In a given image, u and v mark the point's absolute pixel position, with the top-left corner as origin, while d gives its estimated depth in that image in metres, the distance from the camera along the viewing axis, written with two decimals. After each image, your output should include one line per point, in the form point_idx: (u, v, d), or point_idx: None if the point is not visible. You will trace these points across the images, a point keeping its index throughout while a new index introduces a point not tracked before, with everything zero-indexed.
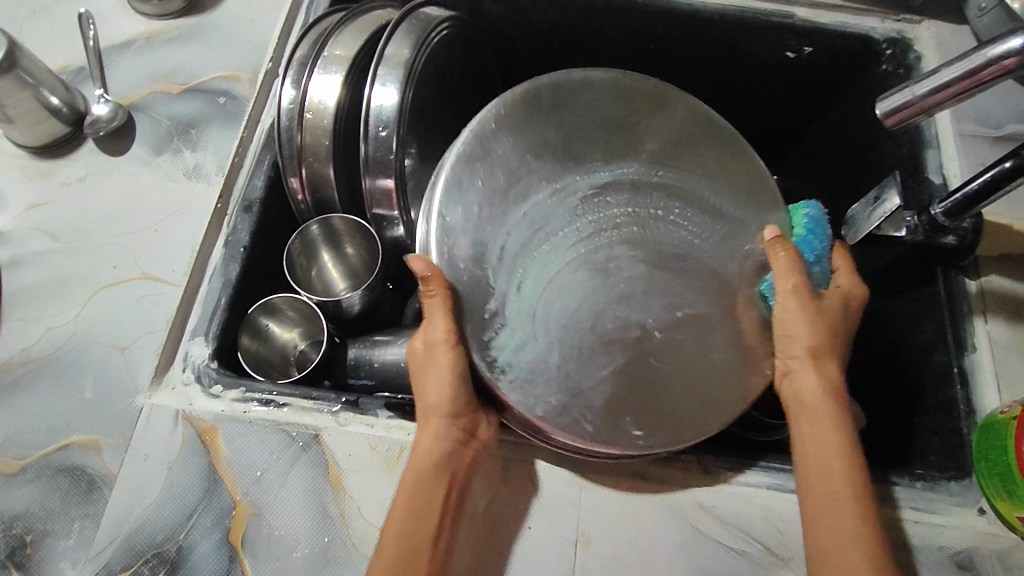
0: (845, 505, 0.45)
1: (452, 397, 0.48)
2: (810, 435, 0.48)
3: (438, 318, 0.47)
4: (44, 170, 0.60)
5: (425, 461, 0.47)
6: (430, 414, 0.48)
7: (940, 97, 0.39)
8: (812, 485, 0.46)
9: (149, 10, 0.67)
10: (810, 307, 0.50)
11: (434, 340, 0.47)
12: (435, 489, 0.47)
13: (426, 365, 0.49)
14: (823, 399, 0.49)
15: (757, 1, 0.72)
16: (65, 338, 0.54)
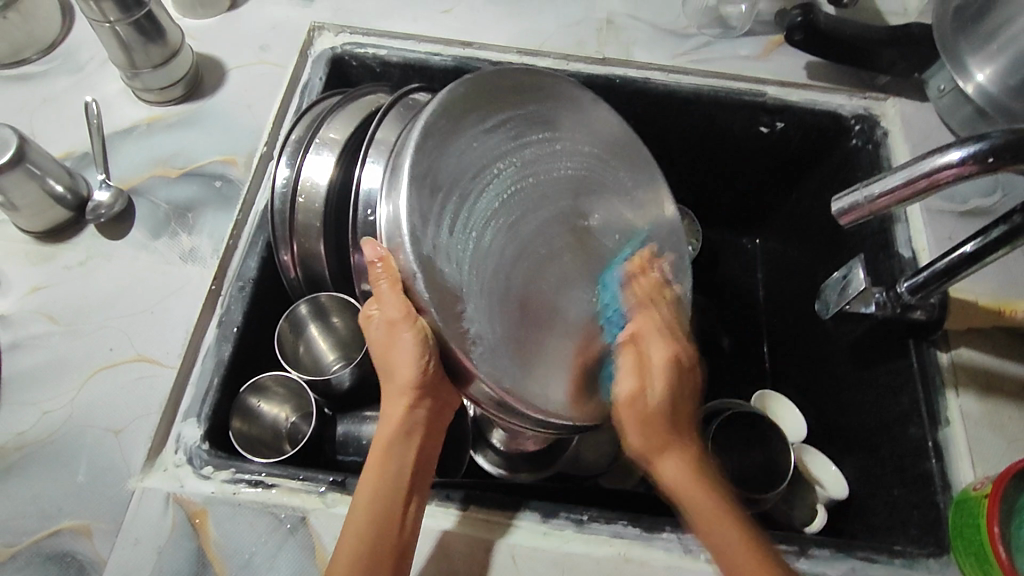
0: (735, 530, 0.48)
1: (419, 373, 0.47)
2: (687, 490, 0.50)
3: (393, 299, 0.47)
4: (46, 254, 0.63)
5: (394, 431, 0.49)
6: (398, 389, 0.48)
7: (886, 205, 0.42)
8: (709, 531, 0.48)
9: (151, 97, 0.71)
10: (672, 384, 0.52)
11: (393, 314, 0.47)
12: (405, 457, 0.49)
13: (387, 343, 0.48)
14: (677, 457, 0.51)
15: (729, 80, 0.75)
16: (62, 421, 0.55)
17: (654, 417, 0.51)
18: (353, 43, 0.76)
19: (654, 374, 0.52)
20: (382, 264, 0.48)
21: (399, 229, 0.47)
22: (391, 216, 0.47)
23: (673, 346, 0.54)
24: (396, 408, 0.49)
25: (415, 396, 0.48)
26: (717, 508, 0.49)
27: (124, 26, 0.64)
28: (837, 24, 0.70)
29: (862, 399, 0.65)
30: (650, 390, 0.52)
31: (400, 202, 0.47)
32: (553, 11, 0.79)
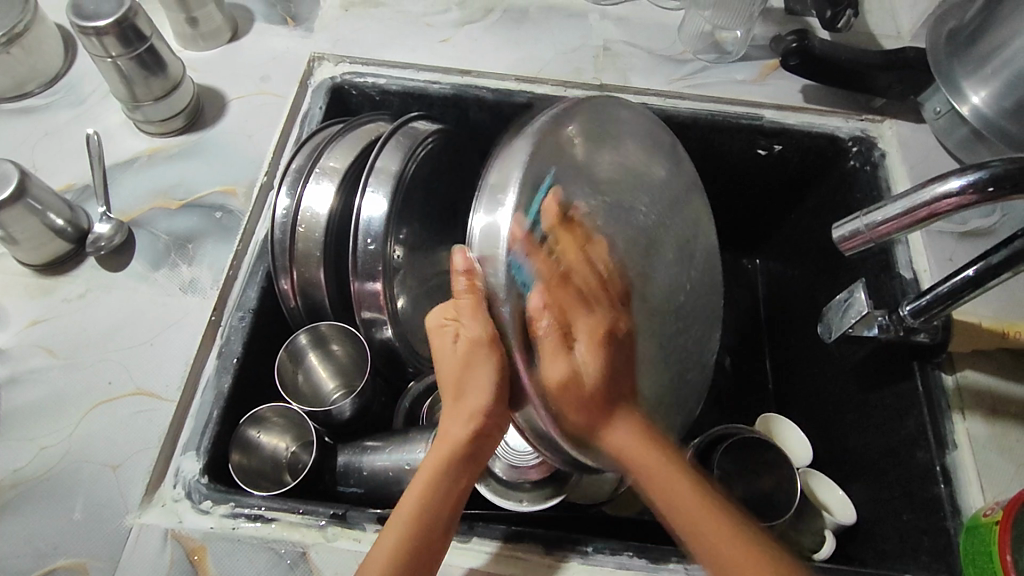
0: (730, 543, 0.41)
1: (492, 399, 0.44)
2: (633, 458, 0.45)
3: (473, 317, 0.44)
4: (46, 287, 0.63)
5: (451, 453, 0.46)
6: (463, 406, 0.46)
7: (888, 232, 0.42)
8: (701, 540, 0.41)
9: (152, 129, 0.71)
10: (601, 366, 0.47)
11: (476, 333, 0.44)
12: (458, 479, 0.46)
13: (466, 361, 0.45)
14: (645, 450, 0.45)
15: (726, 104, 0.76)
16: (59, 456, 0.55)
17: (565, 302, 0.46)
18: (353, 73, 0.77)
19: (564, 297, 0.46)
20: (467, 281, 0.44)
21: (498, 244, 0.43)
22: (498, 228, 0.43)
23: (601, 316, 0.49)
24: (456, 428, 0.46)
25: (482, 425, 0.45)
26: (690, 505, 0.42)
27: (126, 61, 0.64)
28: (830, 49, 0.71)
29: (868, 422, 0.64)
30: (561, 295, 0.46)
31: (506, 214, 0.43)
32: (550, 39, 0.80)
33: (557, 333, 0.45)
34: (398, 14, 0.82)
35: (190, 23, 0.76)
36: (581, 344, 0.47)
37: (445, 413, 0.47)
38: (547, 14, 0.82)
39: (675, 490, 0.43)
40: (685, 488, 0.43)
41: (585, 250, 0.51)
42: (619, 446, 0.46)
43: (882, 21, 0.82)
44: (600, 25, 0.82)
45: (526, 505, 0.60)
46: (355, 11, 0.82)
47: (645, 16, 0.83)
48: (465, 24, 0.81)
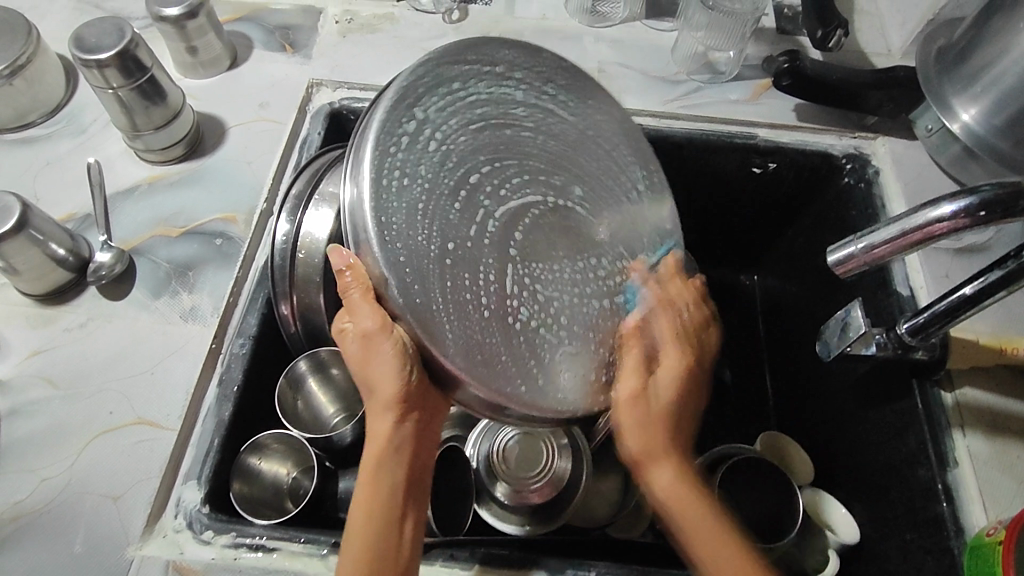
0: (730, 551, 0.47)
1: (404, 382, 0.45)
2: (681, 505, 0.49)
3: (367, 307, 0.44)
4: (48, 317, 0.63)
5: (381, 448, 0.46)
6: (380, 404, 0.46)
7: (882, 256, 0.43)
8: (710, 556, 0.47)
9: (153, 158, 0.72)
10: (640, 400, 0.51)
11: (367, 325, 0.44)
12: (397, 470, 0.47)
13: (366, 356, 0.45)
14: (685, 490, 0.49)
15: (721, 124, 0.76)
16: (60, 488, 0.55)
17: (649, 398, 0.52)
18: (351, 98, 0.77)
19: (647, 379, 0.52)
20: (349, 274, 0.46)
21: (361, 215, 0.43)
22: (363, 198, 0.43)
23: (649, 350, 0.54)
24: (378, 422, 0.47)
25: (404, 412, 0.46)
26: (709, 530, 0.48)
27: (127, 92, 0.65)
28: (822, 69, 0.72)
29: (869, 440, 0.64)
30: (644, 378, 0.52)
31: (364, 183, 0.43)
32: None
33: (636, 393, 0.51)
34: (394, 39, 0.83)
35: (190, 52, 0.77)
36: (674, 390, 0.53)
37: (370, 412, 0.48)
38: (542, 37, 0.84)
39: (725, 550, 0.47)
40: (710, 525, 0.48)
41: (649, 352, 0.54)
42: (664, 489, 0.50)
43: (873, 39, 0.83)
44: (594, 48, 0.83)
45: (528, 529, 0.61)
46: (352, 36, 0.83)
47: (639, 38, 0.84)
48: None
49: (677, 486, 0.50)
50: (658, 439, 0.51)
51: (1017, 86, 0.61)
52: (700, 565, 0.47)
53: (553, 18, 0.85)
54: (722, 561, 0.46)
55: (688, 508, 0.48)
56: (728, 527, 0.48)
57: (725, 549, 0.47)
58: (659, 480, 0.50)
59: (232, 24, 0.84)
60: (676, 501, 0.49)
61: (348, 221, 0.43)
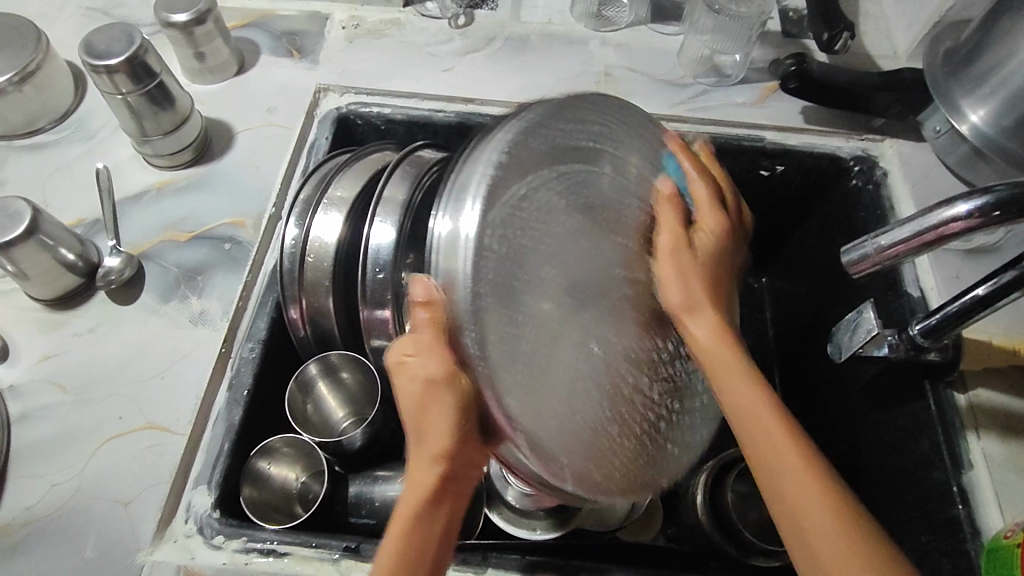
0: (830, 519, 0.39)
1: (458, 433, 0.41)
2: (784, 468, 0.42)
3: (434, 352, 0.41)
4: (57, 321, 0.63)
5: (420, 504, 0.42)
6: (425, 453, 0.42)
7: (895, 256, 0.43)
8: (787, 514, 0.41)
9: (161, 163, 0.72)
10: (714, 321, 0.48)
11: (432, 369, 0.41)
12: (432, 528, 0.42)
13: (423, 401, 0.42)
14: (794, 440, 0.43)
15: (727, 126, 0.76)
16: (70, 493, 0.55)
17: (694, 275, 0.49)
18: (358, 103, 0.77)
19: (687, 277, 0.49)
20: (425, 311, 0.41)
21: (457, 266, 0.40)
22: (462, 236, 0.40)
23: (711, 224, 0.50)
24: (421, 475, 0.42)
25: (449, 465, 0.42)
26: (793, 476, 0.41)
27: (136, 97, 0.65)
28: (829, 72, 0.72)
29: (881, 442, 0.64)
30: (696, 276, 0.49)
31: (467, 221, 0.40)
32: (552, 66, 0.82)
33: (683, 299, 0.48)
34: (401, 45, 0.83)
35: (197, 58, 0.77)
36: (717, 320, 0.48)
37: (411, 460, 0.43)
38: (548, 41, 0.84)
39: (801, 488, 0.41)
40: (767, 422, 0.43)
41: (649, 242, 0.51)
42: (734, 408, 0.45)
43: (878, 41, 0.83)
44: (600, 52, 0.83)
45: (539, 534, 0.61)
46: (359, 42, 0.83)
47: (645, 42, 0.84)
48: (468, 53, 0.82)
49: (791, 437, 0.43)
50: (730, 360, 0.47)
51: None
52: (795, 538, 0.40)
53: (559, 22, 0.86)
54: (805, 520, 0.40)
55: (771, 432, 0.43)
56: (816, 452, 0.42)
57: (813, 492, 0.40)
58: (733, 397, 0.45)
59: (239, 30, 0.84)
60: (777, 471, 0.42)
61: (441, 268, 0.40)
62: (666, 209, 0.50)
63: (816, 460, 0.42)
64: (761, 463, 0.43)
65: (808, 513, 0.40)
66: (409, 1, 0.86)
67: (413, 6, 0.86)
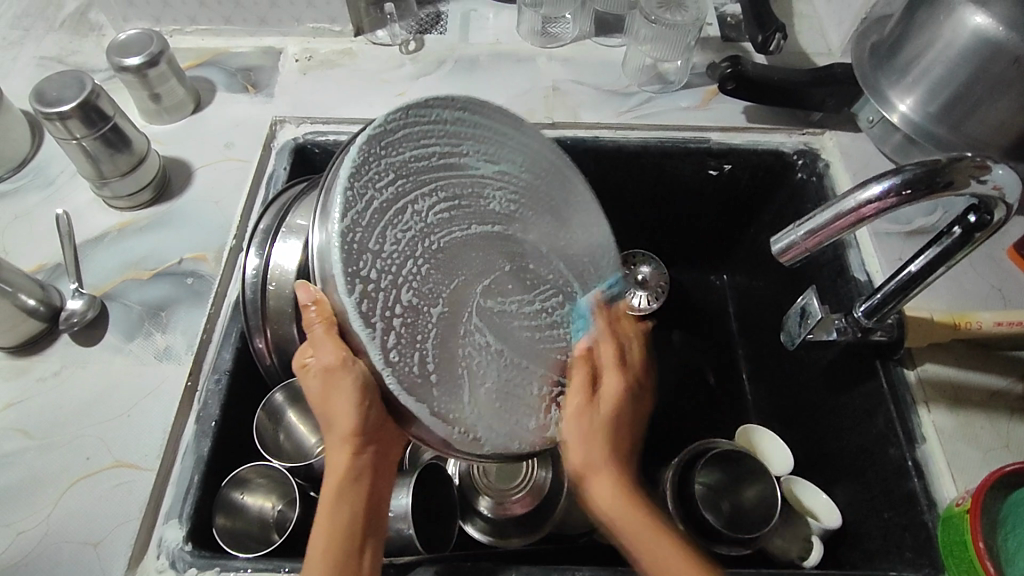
0: (664, 539, 0.47)
1: (362, 415, 0.45)
2: (619, 492, 0.49)
3: (326, 343, 0.45)
4: (21, 367, 0.63)
5: (341, 478, 0.45)
6: (336, 434, 0.45)
7: (822, 240, 0.45)
8: (646, 541, 0.47)
9: (120, 204, 0.73)
10: (617, 380, 0.55)
11: (329, 360, 0.44)
12: (358, 496, 0.46)
13: (326, 392, 0.45)
14: (632, 500, 0.49)
15: (673, 130, 0.79)
16: (40, 538, 0.55)
17: (598, 440, 0.51)
18: (314, 132, 0.79)
19: (600, 427, 0.51)
20: (316, 309, 0.45)
21: (329, 254, 0.44)
22: (329, 237, 0.44)
23: (614, 387, 0.54)
24: (337, 453, 0.45)
25: (359, 442, 0.45)
26: (649, 526, 0.47)
27: (90, 141, 0.67)
28: (763, 71, 0.74)
29: (841, 424, 0.65)
30: (603, 434, 0.51)
31: (334, 226, 0.44)
32: (501, 83, 0.84)
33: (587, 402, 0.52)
34: (354, 73, 0.85)
35: (153, 99, 0.79)
36: (624, 385, 0.55)
37: (328, 442, 0.47)
38: (496, 61, 0.86)
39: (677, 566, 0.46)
40: (608, 487, 0.49)
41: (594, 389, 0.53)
42: (567, 444, 0.51)
43: (813, 40, 0.86)
44: (548, 67, 0.86)
45: (514, 543, 0.62)
46: (312, 73, 0.85)
47: (589, 55, 0.87)
48: (419, 77, 0.85)
49: (626, 498, 0.49)
50: (621, 429, 0.52)
51: (945, 76, 0.64)
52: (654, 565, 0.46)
53: (506, 42, 0.88)
54: (666, 555, 0.46)
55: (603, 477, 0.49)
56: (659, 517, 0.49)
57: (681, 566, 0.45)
58: (609, 389, 0.54)
59: (194, 69, 0.86)
60: (598, 493, 0.49)
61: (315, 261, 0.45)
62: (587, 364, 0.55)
63: (700, 563, 0.46)
64: (618, 517, 0.48)
65: (675, 555, 0.46)
66: (360, 31, 0.89)
67: (364, 36, 0.89)
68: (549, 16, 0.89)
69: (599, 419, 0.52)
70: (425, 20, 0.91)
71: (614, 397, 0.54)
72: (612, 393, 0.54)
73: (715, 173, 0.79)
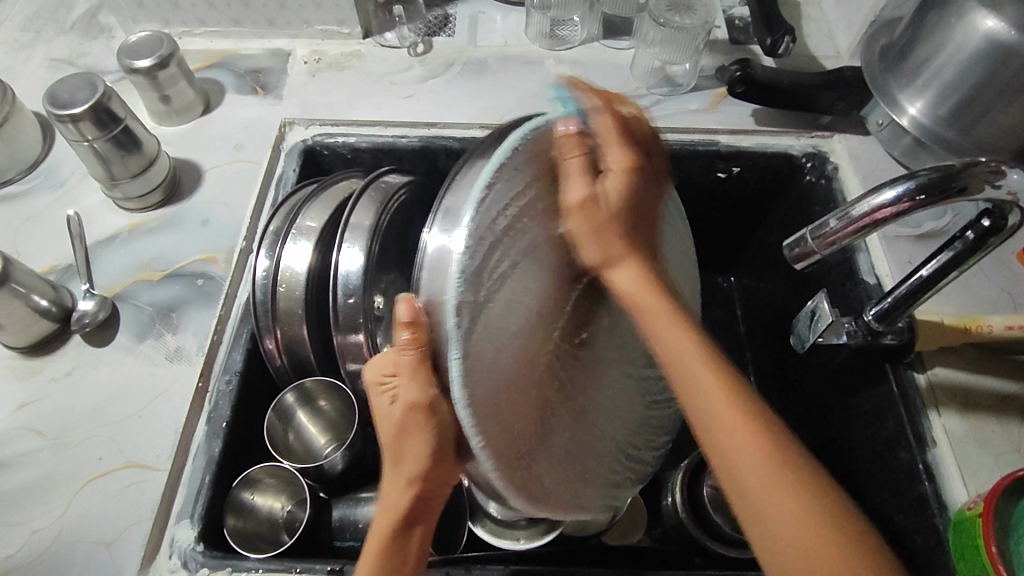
0: (788, 491, 0.36)
1: (434, 457, 0.44)
2: (683, 362, 0.42)
3: (420, 377, 0.43)
4: (33, 368, 0.64)
5: (395, 518, 0.45)
6: (403, 468, 0.45)
7: (835, 244, 0.45)
8: (724, 451, 0.38)
9: (131, 206, 0.74)
10: (622, 168, 0.50)
11: (413, 396, 0.43)
12: (408, 538, 0.46)
13: (404, 426, 0.44)
14: (735, 414, 0.38)
15: (682, 133, 0.79)
16: (53, 537, 0.55)
17: (610, 230, 0.49)
18: (322, 134, 0.79)
19: (605, 234, 0.49)
20: (410, 333, 0.42)
21: (444, 274, 0.41)
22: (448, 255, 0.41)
23: (636, 179, 0.51)
24: (398, 491, 0.45)
25: (421, 486, 0.45)
26: (749, 446, 0.37)
27: (103, 143, 0.67)
28: (772, 74, 0.75)
29: (850, 427, 0.65)
30: (615, 232, 0.49)
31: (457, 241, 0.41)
32: (509, 85, 0.84)
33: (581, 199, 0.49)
34: (363, 75, 0.85)
35: (163, 101, 0.79)
36: (635, 266, 0.49)
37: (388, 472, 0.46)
38: (505, 63, 0.87)
39: (750, 450, 0.37)
40: (711, 367, 0.41)
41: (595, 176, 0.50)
42: (620, 291, 0.48)
43: (821, 43, 0.86)
44: (556, 69, 0.86)
45: (522, 542, 0.61)
46: (321, 75, 0.85)
47: (598, 57, 0.87)
48: (428, 79, 0.85)
49: (728, 412, 0.39)
50: (632, 198, 0.51)
51: (955, 79, 0.64)
52: (740, 498, 0.37)
53: (515, 44, 0.89)
54: (760, 498, 0.36)
55: (685, 359, 0.42)
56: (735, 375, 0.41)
57: (752, 443, 0.37)
58: (619, 278, 0.49)
59: (204, 71, 0.86)
60: (686, 383, 0.41)
61: (429, 267, 0.42)
62: (585, 216, 0.49)
63: (810, 486, 0.36)
64: (718, 457, 0.38)
65: (760, 461, 0.37)
66: (368, 34, 0.89)
67: (372, 38, 0.89)
68: (557, 19, 0.89)
69: (690, 361, 0.42)
70: (433, 22, 0.91)
71: (613, 199, 0.49)
72: (617, 161, 0.50)
73: (724, 175, 0.79)
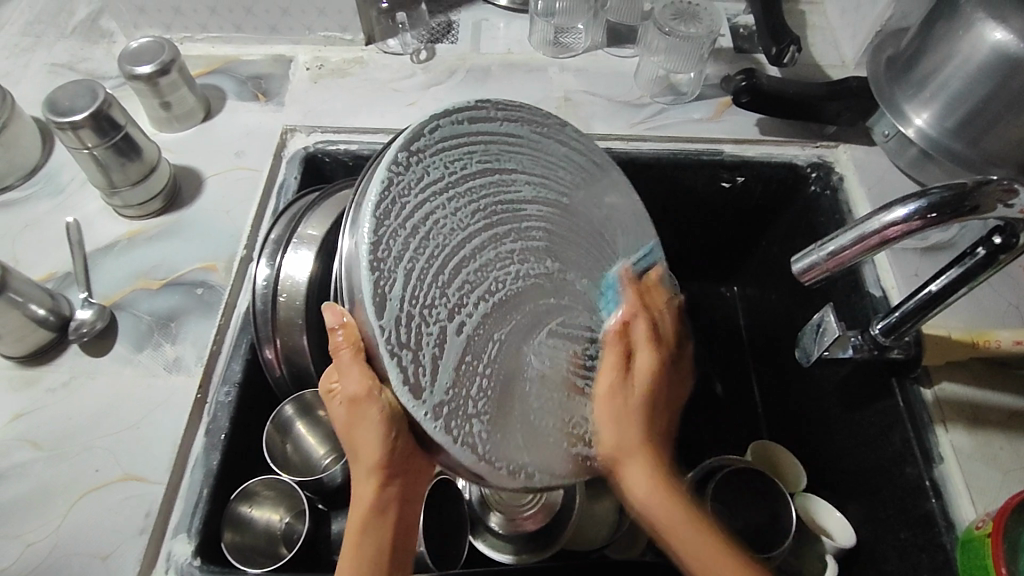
0: None
1: (388, 447, 0.44)
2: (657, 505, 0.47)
3: (355, 371, 0.43)
4: (29, 377, 0.63)
5: (365, 514, 0.44)
6: (363, 465, 0.44)
7: (843, 262, 0.44)
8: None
9: (130, 213, 0.73)
10: (649, 352, 0.52)
11: (354, 389, 0.43)
12: (383, 535, 0.44)
13: (353, 421, 0.44)
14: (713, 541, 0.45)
15: (686, 142, 0.78)
16: (47, 552, 0.54)
17: (632, 420, 0.50)
18: (324, 141, 0.79)
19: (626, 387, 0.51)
20: (342, 332, 0.44)
21: (356, 268, 0.43)
22: (355, 252, 0.43)
23: (649, 360, 0.52)
24: (363, 486, 0.45)
25: (384, 477, 0.44)
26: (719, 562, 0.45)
27: (102, 150, 0.66)
28: (778, 84, 0.74)
29: (855, 441, 0.65)
30: (631, 403, 0.50)
31: (360, 240, 0.43)
32: (512, 94, 0.84)
33: (620, 358, 0.52)
34: (365, 82, 0.85)
35: (164, 107, 0.78)
36: (652, 463, 0.48)
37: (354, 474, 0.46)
38: (508, 71, 0.86)
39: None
40: (681, 510, 0.46)
41: (655, 326, 0.54)
42: (615, 450, 0.49)
43: (826, 52, 0.86)
44: (559, 77, 0.85)
45: (524, 558, 0.61)
46: (323, 82, 0.85)
47: (602, 66, 0.87)
48: (431, 86, 0.84)
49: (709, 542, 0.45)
50: (660, 380, 0.52)
51: (962, 91, 0.63)
52: None
53: (518, 52, 0.88)
54: None
55: (675, 502, 0.47)
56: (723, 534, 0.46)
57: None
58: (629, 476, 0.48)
59: (205, 77, 0.86)
60: (645, 500, 0.47)
61: (343, 275, 0.43)
62: (613, 353, 0.52)
63: None
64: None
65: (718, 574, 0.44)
66: (371, 40, 0.89)
67: (375, 45, 0.88)
68: (560, 26, 0.88)
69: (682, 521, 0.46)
70: (436, 29, 0.91)
71: (639, 399, 0.50)
72: (639, 329, 0.53)
73: (727, 185, 0.79)
